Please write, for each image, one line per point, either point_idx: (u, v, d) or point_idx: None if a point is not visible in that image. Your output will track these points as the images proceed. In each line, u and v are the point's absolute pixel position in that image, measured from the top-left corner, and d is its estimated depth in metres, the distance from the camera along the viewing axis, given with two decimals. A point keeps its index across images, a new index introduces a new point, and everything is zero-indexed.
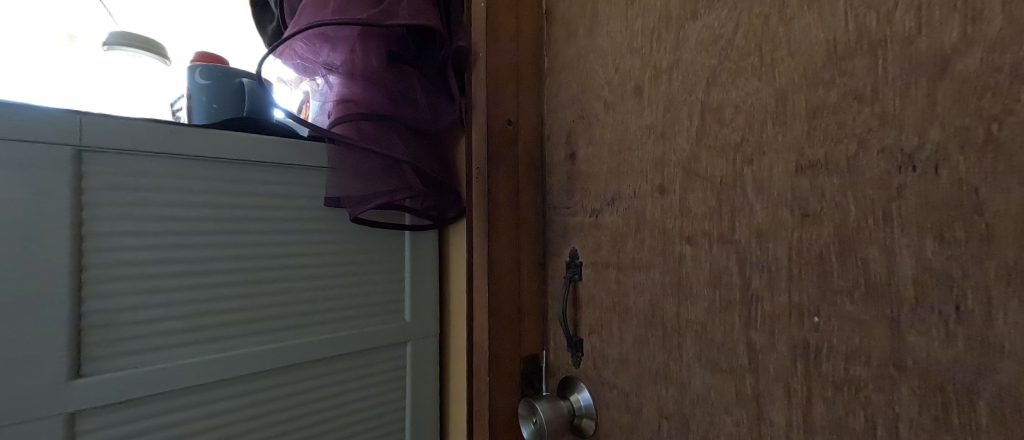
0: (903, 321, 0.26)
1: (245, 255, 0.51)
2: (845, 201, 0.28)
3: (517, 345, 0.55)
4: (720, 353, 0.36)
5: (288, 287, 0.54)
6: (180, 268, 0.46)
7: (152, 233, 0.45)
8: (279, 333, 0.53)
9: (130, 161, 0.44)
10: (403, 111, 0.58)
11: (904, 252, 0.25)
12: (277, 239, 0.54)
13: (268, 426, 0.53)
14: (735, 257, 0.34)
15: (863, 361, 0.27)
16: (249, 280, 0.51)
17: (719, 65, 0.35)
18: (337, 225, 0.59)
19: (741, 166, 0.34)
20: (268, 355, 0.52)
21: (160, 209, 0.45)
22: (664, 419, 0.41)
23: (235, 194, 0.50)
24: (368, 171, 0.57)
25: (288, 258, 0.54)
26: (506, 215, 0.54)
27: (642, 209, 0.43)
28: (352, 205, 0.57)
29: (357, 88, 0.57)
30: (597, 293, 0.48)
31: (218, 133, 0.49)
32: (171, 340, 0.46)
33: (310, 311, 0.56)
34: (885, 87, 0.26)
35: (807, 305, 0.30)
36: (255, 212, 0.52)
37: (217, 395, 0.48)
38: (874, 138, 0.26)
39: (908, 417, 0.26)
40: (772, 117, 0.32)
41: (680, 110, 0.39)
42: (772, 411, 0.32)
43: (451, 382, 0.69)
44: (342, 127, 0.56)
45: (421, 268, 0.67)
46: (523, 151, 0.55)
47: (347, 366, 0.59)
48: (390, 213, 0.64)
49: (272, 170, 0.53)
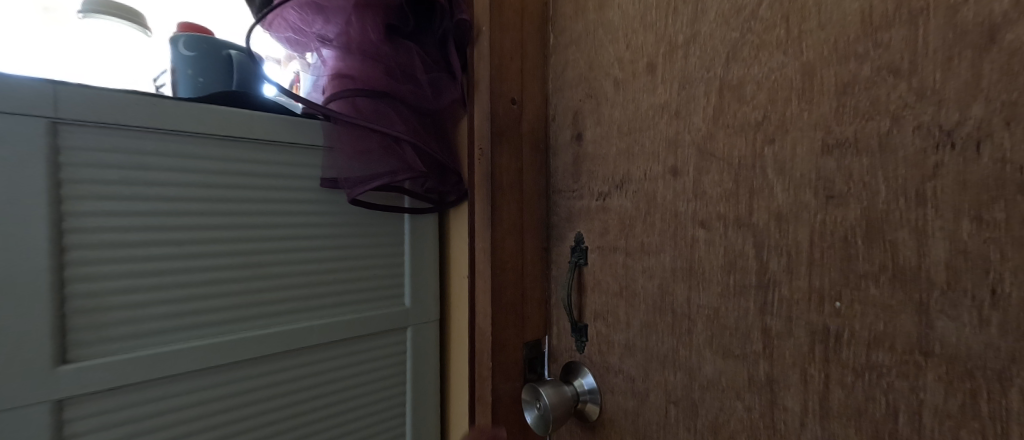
0: (933, 306, 0.25)
1: (239, 238, 0.49)
2: (875, 182, 0.27)
3: (520, 331, 0.54)
4: (732, 339, 0.35)
5: (284, 272, 0.53)
6: (169, 251, 0.44)
7: (140, 214, 0.43)
8: (276, 318, 0.52)
9: (113, 137, 0.41)
10: (402, 88, 0.56)
11: (937, 234, 0.24)
12: (273, 221, 0.52)
13: (266, 413, 0.51)
14: (753, 241, 0.33)
15: (886, 346, 0.26)
16: (243, 264, 0.49)
17: (740, 38, 0.34)
18: (335, 207, 0.57)
19: (762, 146, 0.32)
20: (264, 341, 0.50)
21: (147, 188, 0.43)
22: (672, 404, 0.40)
23: (228, 174, 0.48)
24: (366, 151, 0.54)
25: (284, 240, 0.53)
26: (511, 198, 0.52)
27: (653, 192, 0.41)
28: (351, 186, 0.55)
29: (353, 63, 0.54)
30: (604, 278, 0.47)
31: (207, 107, 0.46)
32: (163, 326, 0.44)
33: (308, 296, 0.55)
34: (925, 59, 0.25)
35: (828, 290, 0.29)
36: (248, 192, 0.50)
37: (211, 383, 0.47)
38: (909, 114, 0.25)
39: (933, 404, 0.25)
40: (798, 93, 0.30)
41: (696, 87, 0.37)
42: (786, 397, 0.32)
43: (452, 366, 0.68)
44: (338, 104, 0.54)
45: (420, 254, 0.65)
46: (528, 133, 0.53)
47: (347, 352, 0.58)
48: (390, 196, 0.62)
49: (266, 149, 0.51)
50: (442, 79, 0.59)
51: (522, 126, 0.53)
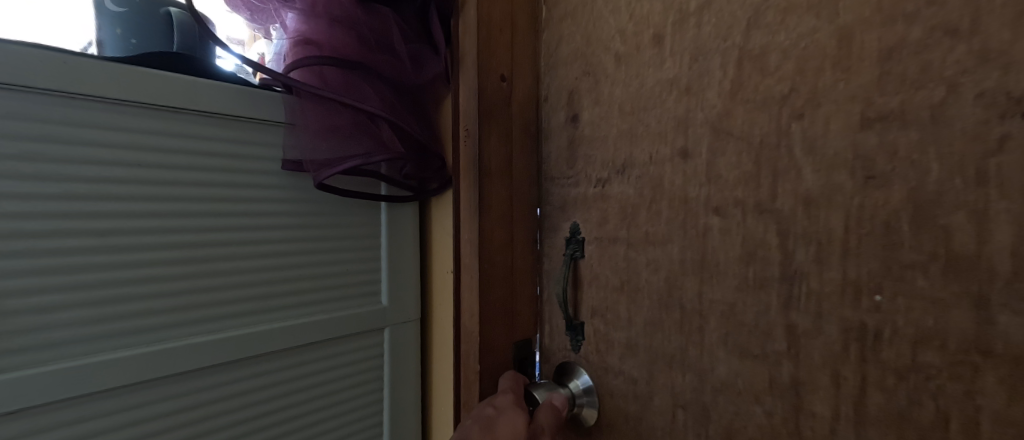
0: (995, 299, 0.22)
1: (180, 228, 0.42)
2: (924, 159, 0.24)
3: (508, 331, 0.49)
4: (751, 337, 0.32)
5: (235, 268, 0.46)
6: (91, 242, 0.37)
7: (56, 197, 0.36)
8: (225, 322, 0.45)
9: (10, 99, 0.33)
10: (378, 58, 0.50)
11: (1001, 217, 0.21)
12: (221, 209, 0.45)
13: (216, 430, 0.45)
14: (775, 228, 0.30)
15: (935, 345, 0.24)
16: (184, 259, 0.43)
17: (763, 2, 0.30)
18: (300, 194, 0.51)
19: (787, 122, 0.29)
20: (212, 349, 0.44)
21: (73, 168, 0.36)
22: (679, 408, 0.37)
23: (167, 152, 0.41)
24: (336, 129, 0.49)
25: (235, 231, 0.46)
26: (500, 186, 0.47)
27: (659, 177, 0.38)
28: (315, 169, 0.49)
29: (320, 28, 0.49)
30: (603, 271, 0.43)
31: (136, 69, 0.39)
32: (96, 330, 0.38)
33: (266, 297, 0.48)
34: (990, 16, 0.21)
35: (866, 282, 0.26)
36: (199, 174, 0.43)
37: (147, 399, 0.40)
38: (968, 81, 0.22)
39: (992, 410, 0.22)
40: (832, 62, 0.27)
41: (711, 59, 0.33)
42: (814, 401, 0.29)
43: (434, 365, 0.63)
44: (303, 73, 0.48)
45: (398, 244, 0.60)
46: (517, 114, 0.48)
47: (315, 358, 0.53)
48: (364, 182, 0.56)
49: (214, 122, 0.44)
50: (423, 51, 0.54)
51: (511, 107, 0.48)
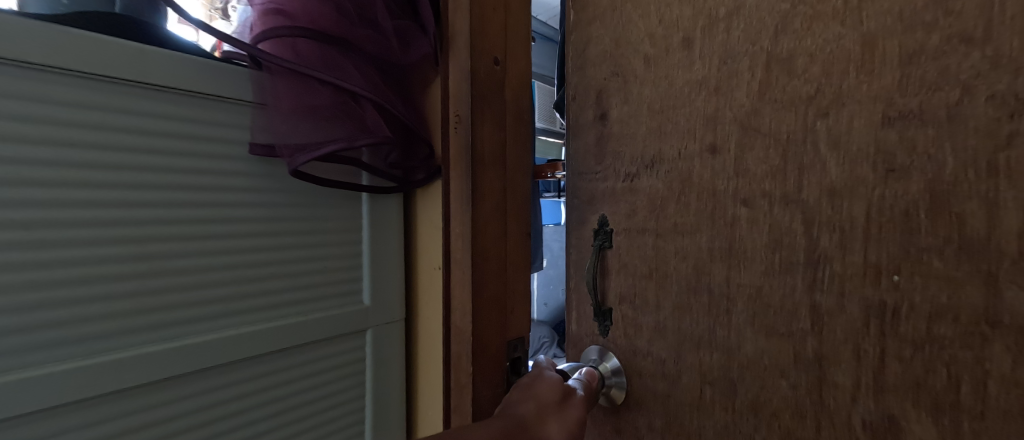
0: (1003, 276, 0.25)
1: (127, 234, 0.61)
2: (941, 153, 0.26)
3: (501, 285, 0.60)
4: (777, 316, 0.35)
5: (185, 265, 0.66)
6: (71, 246, 0.56)
7: (44, 188, 0.54)
8: (191, 311, 0.67)
9: (37, 87, 0.53)
10: (370, 45, 0.76)
11: (1010, 204, 0.24)
12: (175, 214, 0.65)
13: (184, 393, 0.66)
14: (802, 217, 0.33)
15: (949, 318, 0.27)
16: (137, 259, 0.62)
17: (792, 10, 0.33)
18: (285, 200, 0.78)
19: (814, 120, 0.32)
20: (191, 330, 0.67)
21: (70, 158, 0.56)
22: (707, 384, 0.40)
23: (137, 148, 0.61)
24: (307, 99, 0.71)
25: (188, 239, 0.67)
26: (496, 173, 0.58)
27: (688, 171, 0.40)
28: (291, 152, 0.72)
29: (303, 10, 0.70)
30: (631, 260, 0.46)
31: (143, 53, 0.60)
32: (94, 330, 0.58)
33: (199, 296, 0.68)
34: (1001, 26, 0.24)
35: (886, 264, 0.29)
36: (159, 156, 0.63)
37: (151, 358, 0.62)
38: (981, 84, 0.25)
39: (1000, 374, 0.25)
40: (856, 65, 0.30)
41: (739, 62, 0.36)
42: (836, 372, 0.32)
43: (418, 316, 0.98)
44: (274, 43, 0.69)
45: (387, 217, 0.91)
46: (510, 100, 0.60)
47: (269, 333, 0.75)
48: (349, 172, 0.85)
49: (223, 110, 0.70)
50: (410, 31, 0.80)
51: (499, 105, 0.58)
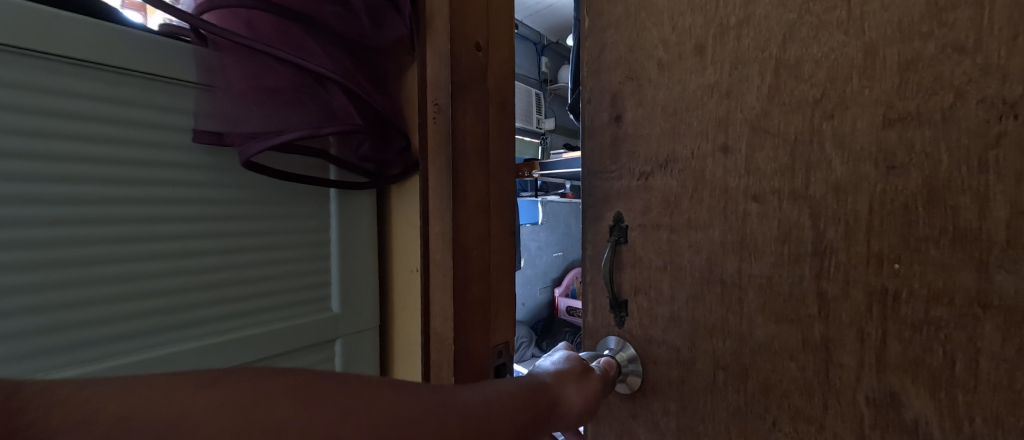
0: (992, 262, 0.27)
1: (127, 216, 0.58)
2: (937, 151, 0.29)
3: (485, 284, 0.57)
4: (786, 304, 0.37)
5: (222, 259, 0.68)
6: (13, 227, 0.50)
7: (52, 177, 0.52)
8: (188, 299, 0.65)
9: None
10: (337, 27, 0.70)
11: (998, 197, 0.27)
12: (171, 211, 0.62)
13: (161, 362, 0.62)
14: (809, 211, 0.35)
15: (945, 302, 0.29)
16: (137, 241, 0.59)
17: (798, 19, 0.35)
18: (244, 192, 0.70)
19: (820, 121, 0.35)
20: (163, 323, 0.62)
21: (46, 146, 0.51)
22: (721, 369, 0.42)
23: (68, 128, 0.53)
24: (263, 87, 0.64)
25: (172, 221, 0.63)
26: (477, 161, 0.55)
27: (700, 170, 0.42)
28: (242, 140, 0.65)
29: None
30: (646, 256, 0.47)
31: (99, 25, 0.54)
32: (79, 316, 0.55)
33: (230, 279, 0.69)
34: (990, 37, 0.27)
35: (887, 253, 0.32)
36: (131, 157, 0.58)
37: (151, 340, 0.61)
38: (973, 89, 0.28)
39: (991, 350, 0.28)
40: (859, 71, 0.32)
41: (749, 68, 0.38)
42: (842, 354, 0.34)
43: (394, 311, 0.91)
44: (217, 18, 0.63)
45: (354, 220, 0.84)
46: (494, 88, 0.57)
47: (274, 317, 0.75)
48: (302, 165, 0.77)
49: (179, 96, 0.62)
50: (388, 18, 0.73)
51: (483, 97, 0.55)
